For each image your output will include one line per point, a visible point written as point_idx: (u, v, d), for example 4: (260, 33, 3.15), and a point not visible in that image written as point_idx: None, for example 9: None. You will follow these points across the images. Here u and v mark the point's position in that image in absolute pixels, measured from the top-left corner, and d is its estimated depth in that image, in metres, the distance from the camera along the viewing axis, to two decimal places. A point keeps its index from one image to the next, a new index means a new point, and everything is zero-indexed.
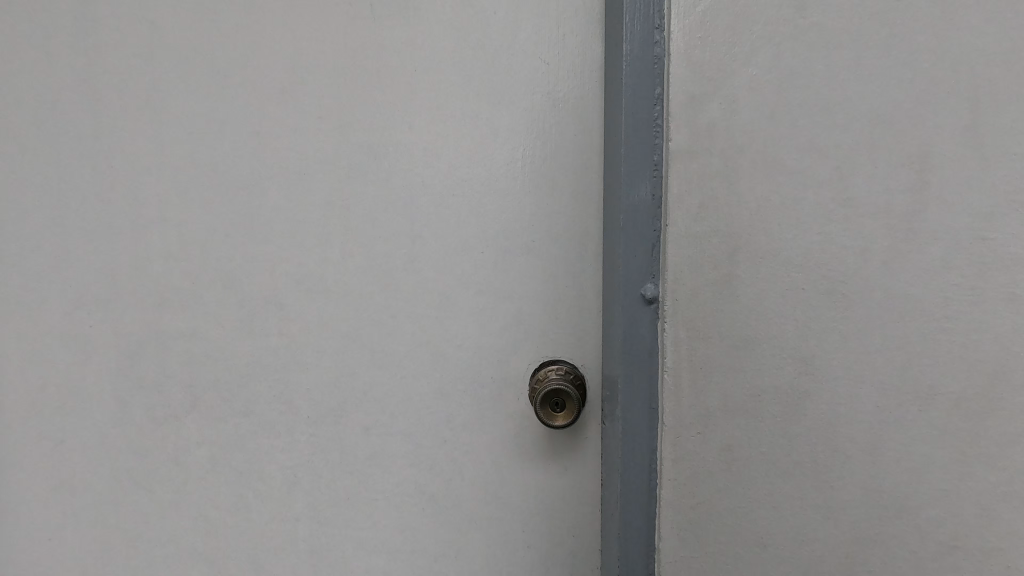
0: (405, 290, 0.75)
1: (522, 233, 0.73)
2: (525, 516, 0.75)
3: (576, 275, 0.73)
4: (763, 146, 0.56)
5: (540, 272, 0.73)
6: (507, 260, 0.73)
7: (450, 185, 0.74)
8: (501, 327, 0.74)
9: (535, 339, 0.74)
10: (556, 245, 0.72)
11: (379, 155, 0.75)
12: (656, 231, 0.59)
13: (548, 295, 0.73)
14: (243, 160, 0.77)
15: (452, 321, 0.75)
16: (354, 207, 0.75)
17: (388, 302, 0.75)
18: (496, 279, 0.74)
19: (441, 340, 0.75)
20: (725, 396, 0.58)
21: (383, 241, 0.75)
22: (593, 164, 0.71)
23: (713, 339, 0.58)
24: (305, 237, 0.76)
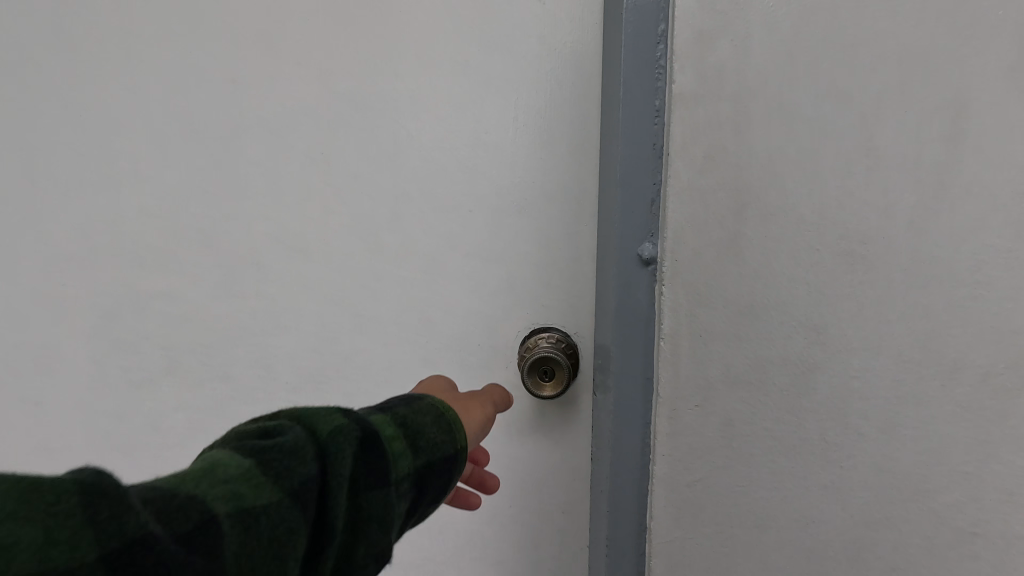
0: (391, 252, 0.71)
1: (515, 191, 0.68)
2: (513, 491, 0.71)
3: (572, 237, 0.67)
4: (778, 89, 0.50)
5: (534, 233, 0.68)
6: (498, 220, 0.68)
7: (439, 140, 0.69)
8: (491, 292, 0.70)
9: (527, 305, 0.69)
10: (551, 204, 0.67)
11: (363, 107, 0.70)
12: (656, 185, 0.55)
13: (542, 258, 0.68)
14: (219, 110, 0.72)
15: (439, 285, 0.70)
16: (337, 164, 0.71)
17: (372, 264, 0.71)
18: (486, 240, 0.69)
19: (428, 304, 0.71)
20: (727, 368, 0.53)
21: (367, 198, 0.70)
22: (593, 117, 0.65)
23: (716, 305, 0.53)
24: (285, 195, 0.72)
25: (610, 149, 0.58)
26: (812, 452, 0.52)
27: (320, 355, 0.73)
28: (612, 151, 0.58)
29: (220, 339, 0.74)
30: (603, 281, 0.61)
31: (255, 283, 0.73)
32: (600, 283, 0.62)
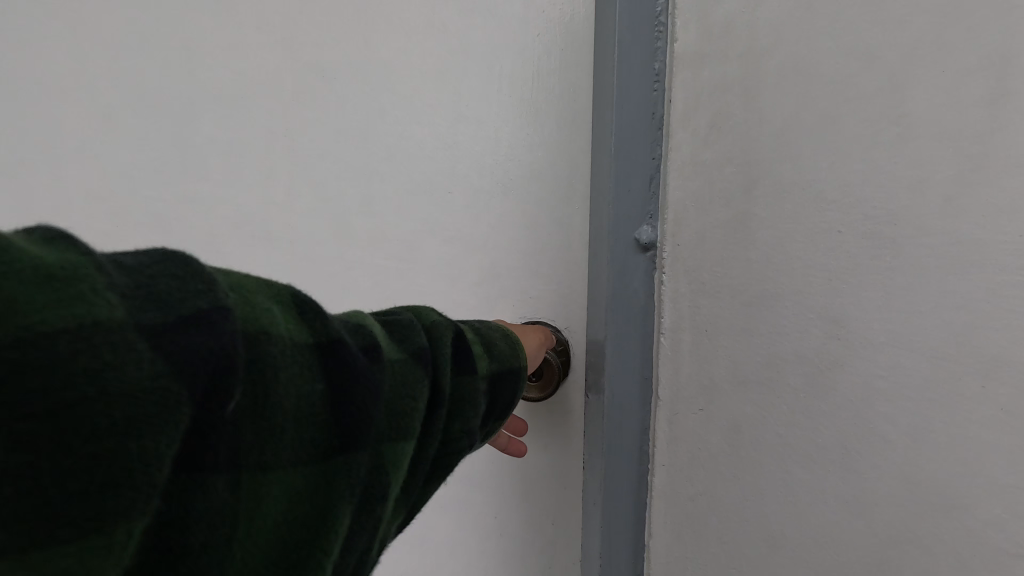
0: (364, 238, 0.65)
1: (498, 170, 0.61)
2: (498, 499, 0.66)
3: (561, 222, 0.60)
4: (794, 43, 0.42)
5: (519, 218, 0.61)
6: (479, 202, 0.62)
7: (413, 116, 0.63)
8: (473, 282, 0.63)
9: (513, 297, 0.63)
10: (537, 186, 0.60)
11: (332, 80, 0.64)
12: (656, 160, 0.50)
13: (527, 245, 0.61)
14: (180, 87, 0.68)
15: (416, 274, 0.65)
16: (306, 144, 0.65)
17: (347, 252, 0.66)
18: (466, 225, 0.63)
19: (404, 295, 0.66)
20: (733, 364, 0.47)
21: (338, 178, 0.65)
22: (583, 85, 0.57)
23: (722, 296, 0.47)
24: (257, 178, 0.67)
25: (601, 124, 0.54)
26: (829, 464, 0.43)
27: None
28: (603, 125, 0.53)
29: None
30: (592, 267, 0.56)
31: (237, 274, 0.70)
32: (590, 269, 0.57)
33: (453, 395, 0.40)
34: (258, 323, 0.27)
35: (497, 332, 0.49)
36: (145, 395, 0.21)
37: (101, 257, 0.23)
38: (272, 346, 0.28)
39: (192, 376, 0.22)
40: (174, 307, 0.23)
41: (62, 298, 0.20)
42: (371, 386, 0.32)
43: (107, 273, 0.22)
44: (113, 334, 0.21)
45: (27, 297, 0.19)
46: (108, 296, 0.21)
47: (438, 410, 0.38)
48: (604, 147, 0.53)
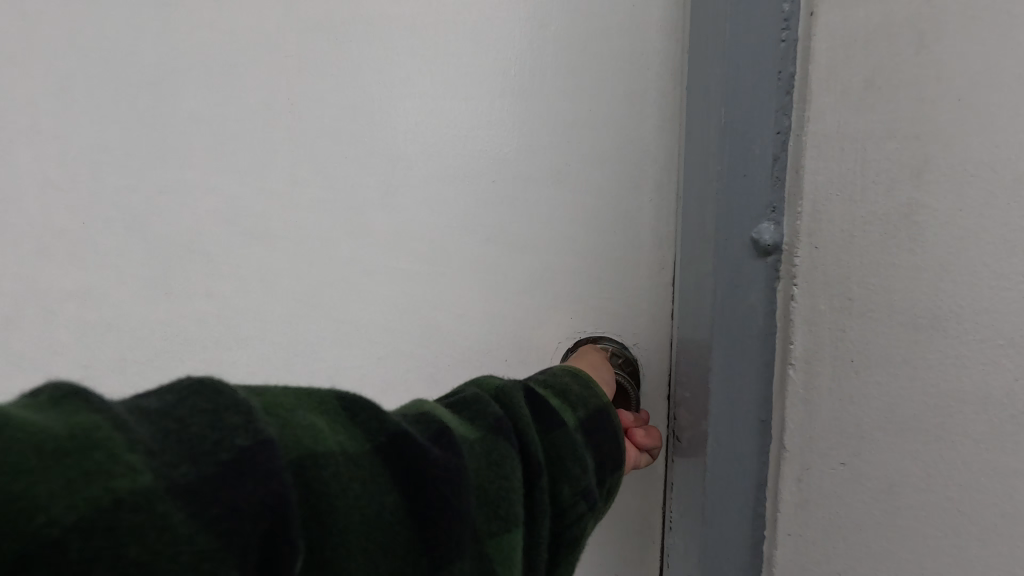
0: (389, 240, 0.55)
1: (552, 154, 0.51)
2: None
3: (631, 215, 0.51)
4: None
5: (578, 211, 0.51)
6: (529, 193, 0.52)
7: (444, 92, 0.52)
8: (520, 289, 0.53)
9: (570, 305, 0.53)
10: (602, 172, 0.51)
11: (337, 53, 0.53)
12: (780, 134, 0.36)
13: (588, 245, 0.52)
14: (147, 49, 0.55)
15: (447, 278, 0.54)
16: (307, 131, 0.54)
17: (366, 257, 0.55)
18: (512, 221, 0.52)
19: (430, 303, 0.55)
20: (890, 408, 0.33)
21: (352, 165, 0.54)
22: (661, 47, 0.48)
23: (875, 315, 0.33)
24: (249, 175, 0.56)
25: (703, 84, 0.40)
26: None
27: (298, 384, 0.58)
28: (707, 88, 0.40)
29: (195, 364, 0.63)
30: (689, 267, 0.43)
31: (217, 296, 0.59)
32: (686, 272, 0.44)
33: (547, 457, 0.33)
34: (307, 444, 0.23)
35: (570, 376, 0.40)
36: (181, 573, 0.18)
37: (122, 410, 0.21)
38: (326, 467, 0.23)
39: (240, 539, 0.20)
40: (215, 454, 0.21)
41: (79, 480, 0.18)
42: (457, 480, 0.27)
43: (134, 430, 0.20)
44: (145, 502, 0.18)
45: (24, 487, 0.17)
46: (135, 456, 0.19)
47: (536, 485, 0.31)
48: (707, 116, 0.40)
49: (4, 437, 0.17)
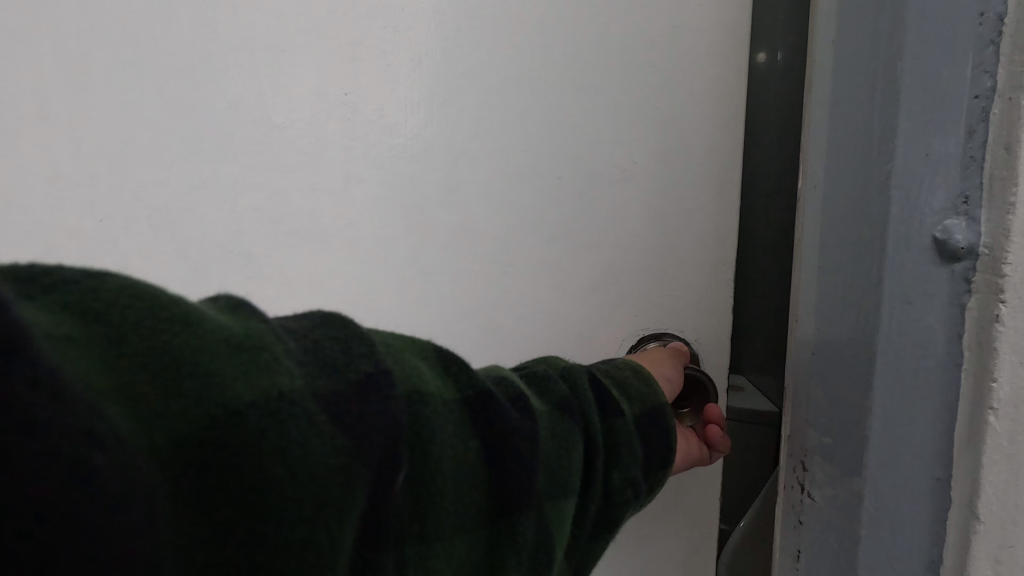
0: (492, 250, 0.49)
1: (624, 151, 0.47)
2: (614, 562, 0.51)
3: (696, 216, 0.47)
4: None
5: (645, 212, 0.47)
6: (603, 193, 0.47)
7: (567, 83, 0.46)
8: (578, 294, 0.49)
9: (625, 310, 0.49)
10: (669, 171, 0.46)
11: (442, 42, 0.47)
12: (980, 101, 0.28)
13: (648, 248, 0.48)
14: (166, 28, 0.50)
15: (505, 283, 0.50)
16: (403, 127, 0.49)
17: (469, 268, 0.50)
18: (581, 222, 0.48)
19: (489, 311, 0.50)
20: None
21: (406, 160, 0.49)
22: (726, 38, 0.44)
23: None
24: (322, 181, 0.51)
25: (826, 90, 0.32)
26: None
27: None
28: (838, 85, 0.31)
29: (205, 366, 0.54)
30: (824, 320, 0.33)
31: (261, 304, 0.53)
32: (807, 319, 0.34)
33: (604, 446, 0.30)
34: (415, 381, 0.24)
35: (627, 370, 0.35)
36: (326, 476, 0.19)
37: (275, 325, 0.21)
38: (428, 410, 0.24)
39: (370, 452, 0.21)
40: (344, 373, 0.22)
41: (242, 377, 0.18)
42: (535, 442, 0.26)
43: (284, 339, 0.21)
44: (297, 406, 0.19)
45: (161, 400, 0.17)
46: (291, 364, 0.20)
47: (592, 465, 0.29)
48: (853, 121, 0.31)
49: (192, 323, 0.18)
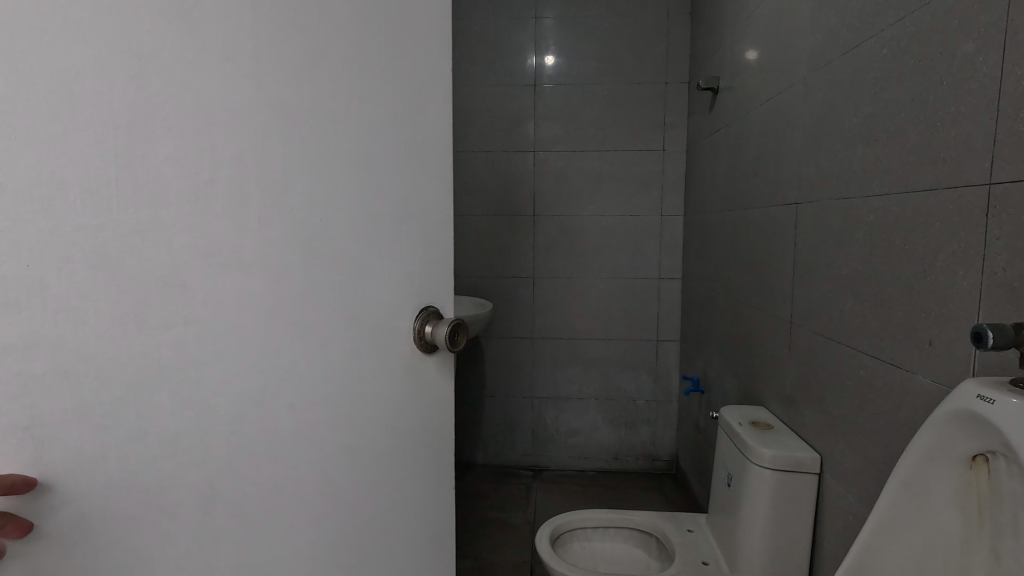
0: (347, 276, 0.41)
1: (371, 146, 0.42)
2: (423, 498, 0.52)
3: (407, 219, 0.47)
4: None
5: (386, 214, 0.44)
6: (357, 189, 0.41)
7: (423, 113, 0.48)
8: (348, 310, 0.41)
9: (375, 316, 0.44)
10: (394, 176, 0.45)
11: (349, 41, 0.40)
12: None
13: (388, 254, 0.45)
14: None
15: (289, 304, 0.36)
16: (305, 130, 0.36)
17: (356, 298, 0.42)
18: (343, 224, 0.40)
19: (286, 330, 0.36)
20: None
21: (171, 110, 0.28)
22: (407, 49, 0.45)
23: None
24: (232, 201, 0.32)
25: None
26: None
27: (267, 447, 0.35)
28: None
29: (102, 503, 0.27)
30: None
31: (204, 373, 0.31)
32: None
33: None
34: None
35: None
36: None
37: None
38: None
39: None
40: None
41: None
42: None
43: None
44: None
45: None
46: None
47: None
48: None
49: None
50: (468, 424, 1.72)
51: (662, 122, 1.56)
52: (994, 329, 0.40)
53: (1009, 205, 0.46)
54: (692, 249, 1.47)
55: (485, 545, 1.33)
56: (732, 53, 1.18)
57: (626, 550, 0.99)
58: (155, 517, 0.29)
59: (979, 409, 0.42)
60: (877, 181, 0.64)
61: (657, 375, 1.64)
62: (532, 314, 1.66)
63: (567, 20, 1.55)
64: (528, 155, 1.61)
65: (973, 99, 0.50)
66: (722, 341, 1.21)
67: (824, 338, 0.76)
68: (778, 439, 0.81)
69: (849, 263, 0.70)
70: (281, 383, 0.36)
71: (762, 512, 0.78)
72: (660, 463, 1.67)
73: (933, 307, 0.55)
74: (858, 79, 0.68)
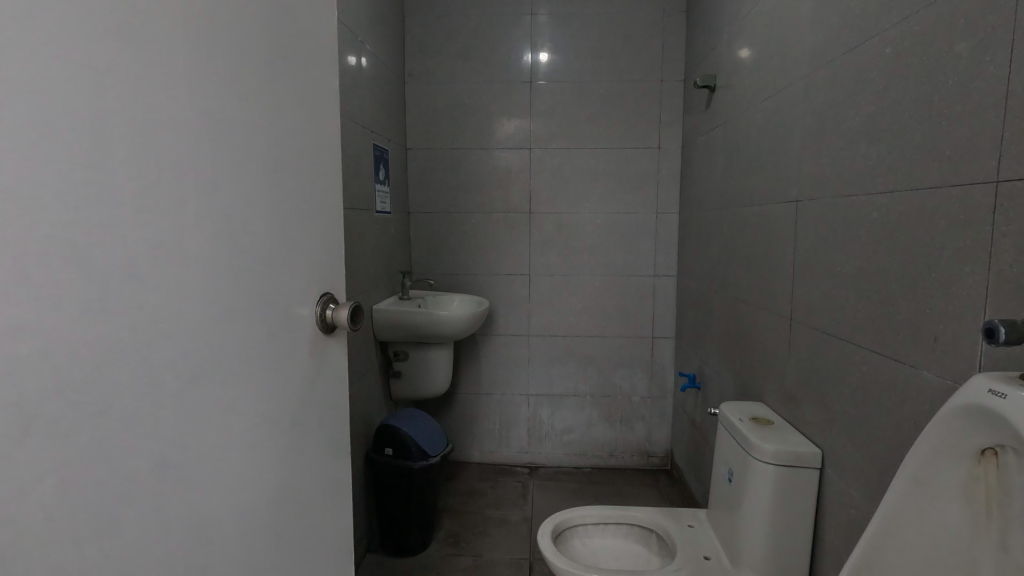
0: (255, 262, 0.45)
1: (271, 148, 0.47)
2: (319, 464, 0.57)
3: (300, 212, 0.51)
4: None
5: (285, 208, 0.49)
6: (262, 185, 0.45)
7: (309, 121, 0.53)
8: (257, 291, 0.45)
9: (280, 298, 0.48)
10: (288, 174, 0.49)
11: (259, 60, 0.44)
12: None
13: (285, 246, 0.49)
14: None
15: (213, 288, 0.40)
16: (230, 140, 0.41)
17: (263, 283, 0.46)
18: (252, 216, 0.44)
19: (209, 309, 0.39)
20: None
21: (119, 121, 0.31)
22: (297, 64, 0.51)
23: None
24: (174, 202, 0.36)
25: None
26: None
27: (195, 419, 0.39)
28: None
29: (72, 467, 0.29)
30: None
31: (154, 356, 0.35)
32: None
33: None
34: None
35: None
36: None
37: None
38: None
39: None
40: None
41: None
42: None
43: None
44: None
45: None
46: None
47: None
48: None
49: None
50: (462, 421, 1.72)
51: (658, 120, 1.57)
52: (1006, 325, 0.41)
53: (1016, 203, 0.47)
54: (687, 246, 1.48)
55: (483, 543, 1.32)
56: (728, 51, 1.19)
57: (626, 545, 1.00)
58: (122, 486, 0.32)
59: (991, 404, 0.42)
60: (880, 178, 0.65)
61: (652, 371, 1.65)
62: (528, 311, 1.66)
63: (562, 17, 1.55)
64: (523, 151, 1.61)
65: (980, 97, 0.51)
66: (719, 338, 1.22)
67: (825, 335, 0.77)
68: (778, 434, 0.82)
69: (851, 261, 0.71)
70: (206, 358, 0.39)
71: (762, 507, 0.78)
72: (655, 459, 1.68)
73: (937, 304, 0.56)
74: (861, 79, 0.69)
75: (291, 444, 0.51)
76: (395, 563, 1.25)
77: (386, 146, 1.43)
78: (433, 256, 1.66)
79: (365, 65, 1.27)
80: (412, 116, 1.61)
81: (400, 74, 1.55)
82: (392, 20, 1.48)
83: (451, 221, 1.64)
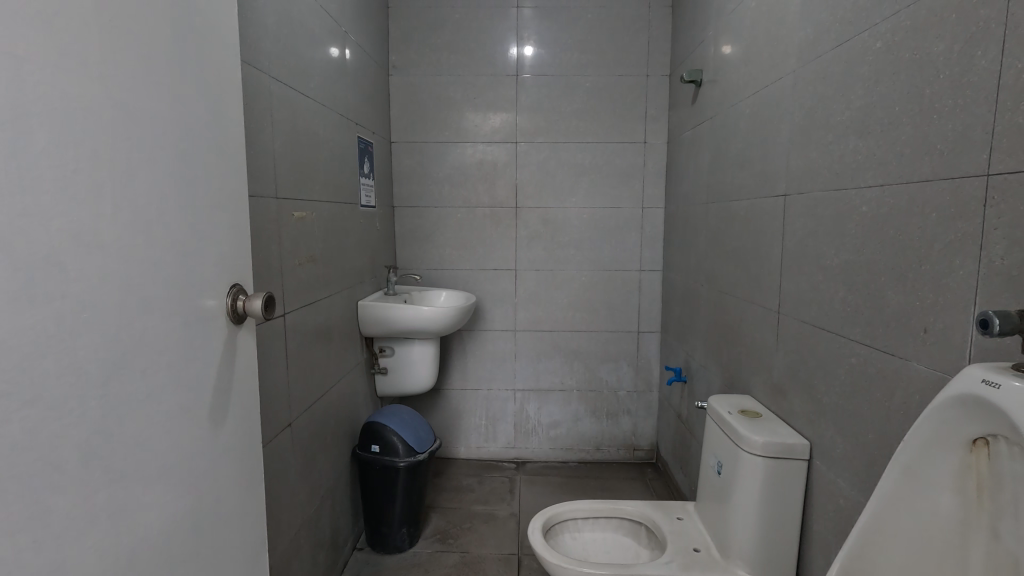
0: (175, 256, 0.45)
1: (188, 140, 0.46)
2: (242, 461, 0.57)
3: (214, 206, 0.51)
4: None
5: (198, 201, 0.48)
6: (179, 177, 0.45)
7: (223, 113, 0.52)
8: (175, 282, 0.45)
9: (199, 290, 0.48)
10: (203, 167, 0.49)
11: (174, 49, 0.44)
12: None
13: (203, 241, 0.49)
14: None
15: (136, 281, 0.40)
16: (146, 127, 0.41)
17: (182, 277, 0.46)
18: (170, 208, 0.44)
19: (132, 302, 0.40)
20: None
21: (32, 110, 0.32)
22: (211, 55, 0.50)
23: None
24: (93, 189, 0.36)
25: None
26: None
27: (123, 410, 0.39)
28: None
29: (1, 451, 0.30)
30: None
31: (77, 344, 0.35)
32: None
33: None
34: None
35: None
36: None
37: None
38: None
39: None
40: None
41: None
42: None
43: None
44: None
45: None
46: None
47: None
48: None
49: None
50: (450, 417, 1.71)
51: (644, 115, 1.57)
52: (1000, 316, 0.41)
53: (1006, 195, 0.47)
54: (673, 241, 1.49)
55: (471, 539, 1.32)
56: (715, 46, 1.19)
57: (615, 538, 1.00)
58: (48, 473, 0.33)
59: (984, 393, 0.43)
60: (870, 173, 0.65)
61: (638, 366, 1.66)
62: (514, 307, 1.65)
63: (547, 10, 1.54)
64: (509, 146, 1.60)
65: (972, 91, 0.51)
66: (706, 332, 1.22)
67: (813, 327, 0.78)
68: (767, 427, 0.82)
69: (840, 253, 0.72)
70: (132, 349, 0.40)
71: (752, 499, 0.79)
72: (641, 453, 1.70)
73: (927, 295, 0.57)
74: (851, 73, 0.69)
75: (218, 437, 0.52)
76: (382, 560, 1.24)
77: (370, 139, 1.41)
78: (418, 251, 1.64)
79: (349, 56, 1.25)
80: (396, 109, 1.59)
81: (384, 66, 1.53)
82: (376, 10, 1.45)
83: (437, 216, 1.62)
